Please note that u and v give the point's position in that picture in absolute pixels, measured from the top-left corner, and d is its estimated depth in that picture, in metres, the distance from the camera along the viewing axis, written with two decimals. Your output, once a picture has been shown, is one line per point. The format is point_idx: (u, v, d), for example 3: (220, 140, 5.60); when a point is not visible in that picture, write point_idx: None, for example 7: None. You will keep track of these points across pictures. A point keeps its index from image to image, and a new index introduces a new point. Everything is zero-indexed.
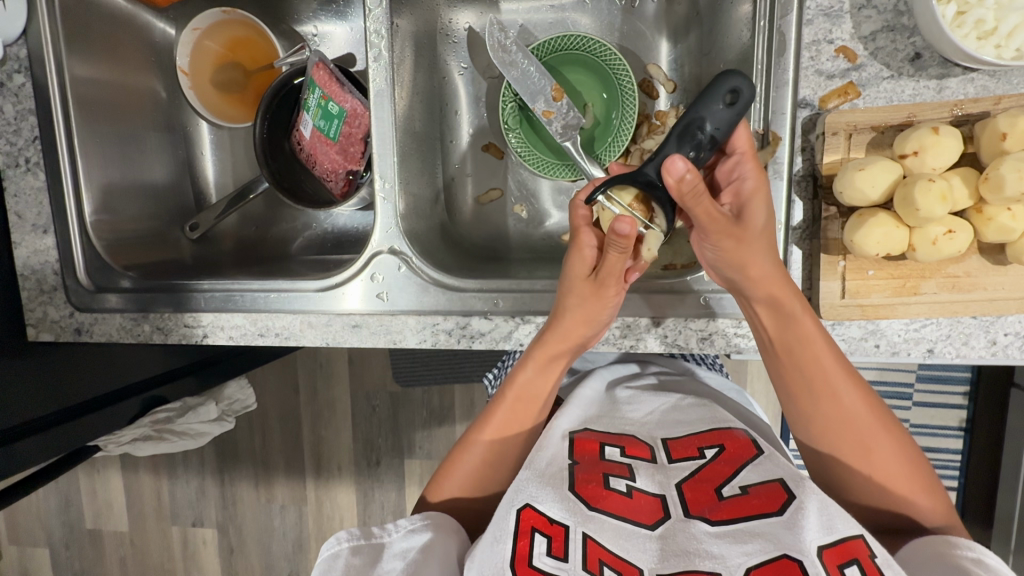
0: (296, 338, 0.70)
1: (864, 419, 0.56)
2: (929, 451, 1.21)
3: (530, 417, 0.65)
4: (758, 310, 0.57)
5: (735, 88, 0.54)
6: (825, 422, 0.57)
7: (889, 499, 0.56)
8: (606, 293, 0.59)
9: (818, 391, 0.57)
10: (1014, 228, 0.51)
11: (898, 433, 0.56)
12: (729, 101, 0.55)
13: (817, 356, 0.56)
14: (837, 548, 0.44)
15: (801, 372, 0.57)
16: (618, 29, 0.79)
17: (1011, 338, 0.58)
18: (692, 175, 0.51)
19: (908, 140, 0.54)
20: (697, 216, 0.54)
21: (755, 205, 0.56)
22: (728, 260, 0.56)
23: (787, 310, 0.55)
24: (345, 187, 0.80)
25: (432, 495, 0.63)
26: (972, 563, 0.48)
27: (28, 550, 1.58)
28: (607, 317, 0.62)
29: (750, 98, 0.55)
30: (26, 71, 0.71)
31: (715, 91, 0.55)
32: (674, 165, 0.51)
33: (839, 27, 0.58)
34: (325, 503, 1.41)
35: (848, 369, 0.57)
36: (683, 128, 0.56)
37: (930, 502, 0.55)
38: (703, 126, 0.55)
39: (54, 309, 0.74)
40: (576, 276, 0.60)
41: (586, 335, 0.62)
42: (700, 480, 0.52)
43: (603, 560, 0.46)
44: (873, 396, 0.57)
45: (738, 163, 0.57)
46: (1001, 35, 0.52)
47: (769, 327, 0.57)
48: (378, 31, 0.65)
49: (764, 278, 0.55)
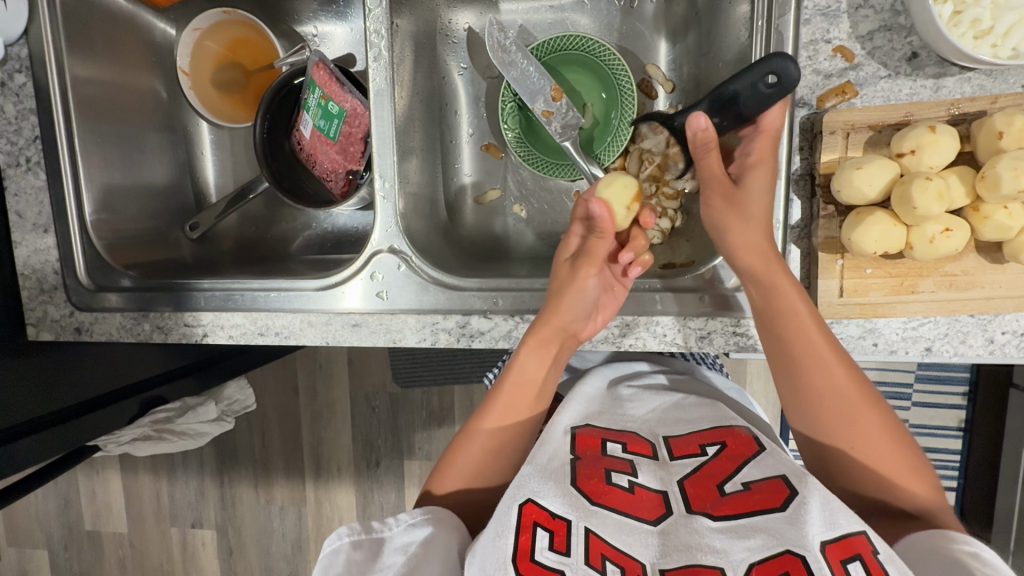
0: (296, 337, 0.70)
1: (855, 399, 0.56)
2: (929, 451, 1.21)
3: (529, 404, 0.65)
4: (751, 288, 0.58)
5: (778, 71, 0.54)
6: (817, 401, 0.57)
7: (880, 482, 0.56)
8: (578, 273, 0.62)
9: (811, 371, 0.57)
10: (1011, 226, 0.51)
11: (889, 415, 0.57)
12: (772, 82, 0.55)
13: (811, 336, 0.56)
14: (841, 543, 0.44)
15: (793, 350, 0.57)
16: (617, 29, 0.80)
17: (1009, 337, 0.58)
18: (707, 134, 0.57)
19: (905, 139, 0.54)
20: (704, 167, 0.60)
21: (759, 173, 0.58)
22: (716, 222, 0.60)
23: (779, 287, 0.56)
24: (345, 187, 0.80)
25: (435, 487, 0.62)
26: (972, 557, 0.48)
27: (27, 552, 1.58)
28: (591, 300, 0.62)
29: (790, 85, 0.54)
30: (27, 71, 0.71)
31: (760, 68, 0.55)
32: (696, 121, 0.56)
33: (836, 27, 0.59)
34: (324, 504, 1.41)
35: (840, 349, 0.57)
36: (716, 95, 0.59)
37: (922, 486, 0.55)
38: (737, 101, 0.57)
39: (53, 309, 0.74)
40: (560, 258, 0.66)
41: (573, 318, 0.62)
42: (702, 476, 0.52)
43: (605, 555, 0.46)
44: (864, 378, 0.58)
45: (752, 137, 0.59)
46: (997, 35, 0.53)
47: (761, 304, 0.58)
48: (378, 31, 0.65)
49: (750, 247, 0.57)
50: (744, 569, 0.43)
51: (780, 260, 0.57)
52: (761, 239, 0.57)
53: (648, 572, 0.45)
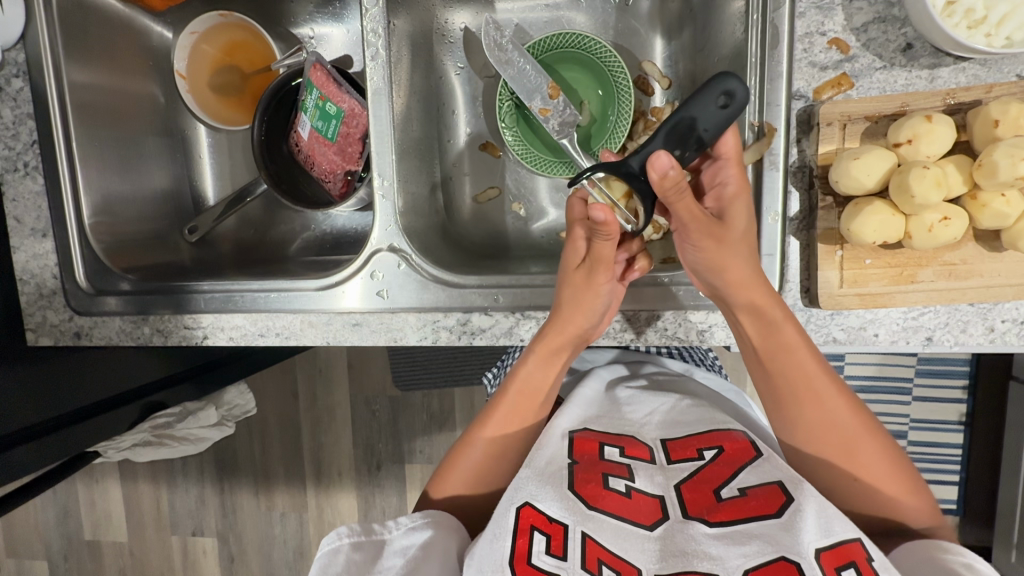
0: (297, 338, 0.70)
1: (851, 424, 0.56)
2: (929, 446, 1.21)
3: (533, 409, 0.64)
4: (740, 317, 0.57)
5: (731, 90, 0.53)
6: (812, 428, 0.57)
7: (876, 502, 0.55)
8: (596, 280, 0.60)
9: (803, 398, 0.57)
10: (1009, 214, 0.52)
11: (882, 438, 0.56)
12: (724, 102, 0.54)
13: (800, 363, 0.56)
14: (836, 550, 0.44)
15: (784, 377, 0.57)
16: (613, 27, 0.80)
17: (1009, 325, 0.58)
18: (676, 172, 0.52)
19: (902, 128, 0.54)
20: (678, 211, 0.55)
21: (737, 207, 0.57)
22: (707, 263, 0.56)
23: (768, 316, 0.56)
24: (344, 188, 0.80)
25: (435, 491, 0.63)
26: (962, 567, 0.48)
27: (27, 563, 1.57)
28: (603, 306, 0.62)
29: (743, 101, 0.54)
30: (25, 76, 0.71)
31: (710, 89, 0.53)
32: (658, 160, 0.51)
33: (831, 19, 0.59)
34: (325, 510, 1.40)
35: (831, 375, 0.57)
36: (673, 125, 0.54)
37: (918, 503, 0.55)
38: (694, 127, 0.54)
39: (54, 314, 0.73)
40: (569, 266, 0.62)
41: (586, 326, 0.62)
42: (699, 481, 0.52)
43: (602, 559, 0.46)
44: (857, 402, 0.57)
45: (721, 168, 0.58)
46: (991, 24, 0.53)
47: (750, 334, 0.58)
48: (375, 30, 0.65)
49: (745, 282, 0.55)
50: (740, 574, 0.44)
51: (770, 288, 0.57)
52: (751, 271, 0.56)
53: None
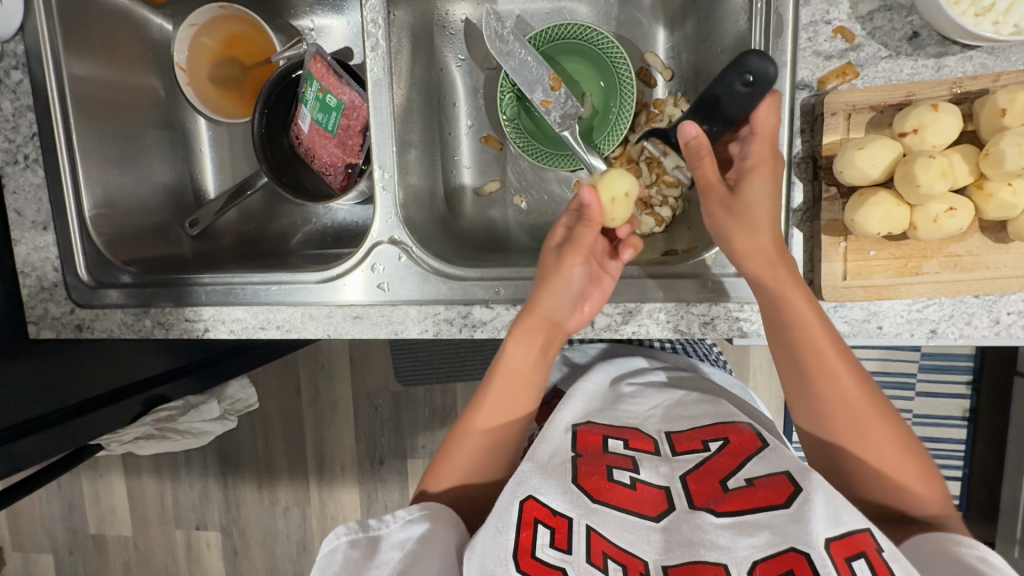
0: (297, 330, 0.70)
1: (861, 405, 0.56)
2: (934, 441, 1.20)
3: (518, 395, 0.64)
4: (758, 289, 0.57)
5: (755, 69, 0.56)
6: (822, 404, 0.56)
7: (884, 486, 0.55)
8: (565, 258, 0.61)
9: (815, 373, 0.56)
10: (1015, 204, 0.51)
11: (894, 419, 0.56)
12: (749, 80, 0.57)
13: (813, 338, 0.56)
14: (846, 540, 0.44)
15: (799, 351, 0.56)
16: (614, 18, 0.80)
17: (1015, 317, 0.58)
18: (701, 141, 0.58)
19: (908, 117, 0.54)
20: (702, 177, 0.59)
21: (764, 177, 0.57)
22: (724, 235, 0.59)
23: (783, 288, 0.56)
24: (345, 180, 0.81)
25: (430, 486, 0.62)
26: (977, 561, 0.48)
27: (32, 556, 1.58)
28: (575, 289, 0.61)
29: (770, 79, 0.56)
30: (24, 68, 0.71)
31: (734, 70, 0.57)
32: (685, 129, 0.57)
33: (836, 8, 0.58)
34: (328, 504, 1.40)
35: (844, 351, 0.56)
36: (701, 101, 0.60)
37: (927, 491, 0.54)
38: (719, 102, 0.59)
39: (55, 306, 0.73)
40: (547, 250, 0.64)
41: (555, 307, 0.61)
42: (705, 472, 0.51)
43: (606, 552, 0.47)
44: (869, 382, 0.57)
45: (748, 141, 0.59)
46: (998, 12, 0.53)
47: (766, 307, 0.57)
48: (375, 21, 0.65)
49: (760, 249, 0.56)
50: (748, 566, 0.44)
51: (785, 263, 0.56)
52: (769, 244, 0.56)
53: (649, 569, 0.45)
